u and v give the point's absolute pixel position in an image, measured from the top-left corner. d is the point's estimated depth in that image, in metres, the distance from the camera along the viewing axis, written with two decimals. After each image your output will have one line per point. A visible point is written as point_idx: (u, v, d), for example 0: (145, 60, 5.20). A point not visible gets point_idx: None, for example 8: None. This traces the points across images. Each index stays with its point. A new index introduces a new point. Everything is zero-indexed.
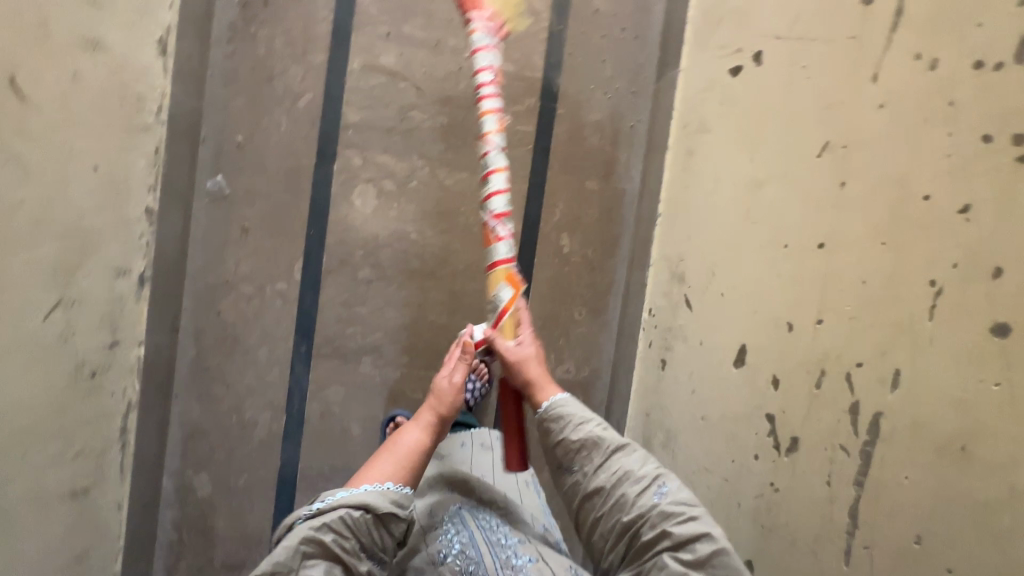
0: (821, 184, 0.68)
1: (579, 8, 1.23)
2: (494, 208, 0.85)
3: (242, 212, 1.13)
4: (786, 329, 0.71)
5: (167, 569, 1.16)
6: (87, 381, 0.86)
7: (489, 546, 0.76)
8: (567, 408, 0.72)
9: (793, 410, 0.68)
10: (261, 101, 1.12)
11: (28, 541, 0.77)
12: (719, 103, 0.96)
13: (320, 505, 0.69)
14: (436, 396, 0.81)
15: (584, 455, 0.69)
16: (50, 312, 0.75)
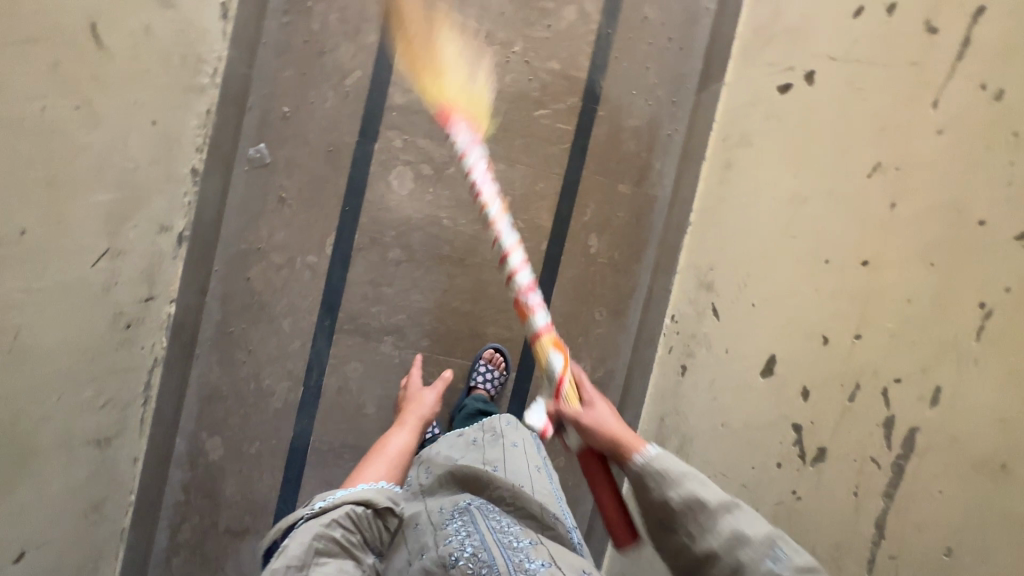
0: (870, 204, 0.70)
1: (629, 14, 1.25)
2: (521, 283, 0.78)
3: (280, 183, 1.14)
4: (822, 343, 0.73)
5: (171, 529, 1.16)
6: (122, 333, 0.87)
7: (499, 547, 0.66)
8: (661, 465, 0.54)
9: (822, 421, 0.70)
10: (310, 75, 1.13)
11: (55, 484, 0.78)
12: (765, 119, 0.97)
13: (322, 503, 0.78)
14: (417, 408, 1.07)
15: (683, 516, 0.52)
16: (98, 260, 0.76)
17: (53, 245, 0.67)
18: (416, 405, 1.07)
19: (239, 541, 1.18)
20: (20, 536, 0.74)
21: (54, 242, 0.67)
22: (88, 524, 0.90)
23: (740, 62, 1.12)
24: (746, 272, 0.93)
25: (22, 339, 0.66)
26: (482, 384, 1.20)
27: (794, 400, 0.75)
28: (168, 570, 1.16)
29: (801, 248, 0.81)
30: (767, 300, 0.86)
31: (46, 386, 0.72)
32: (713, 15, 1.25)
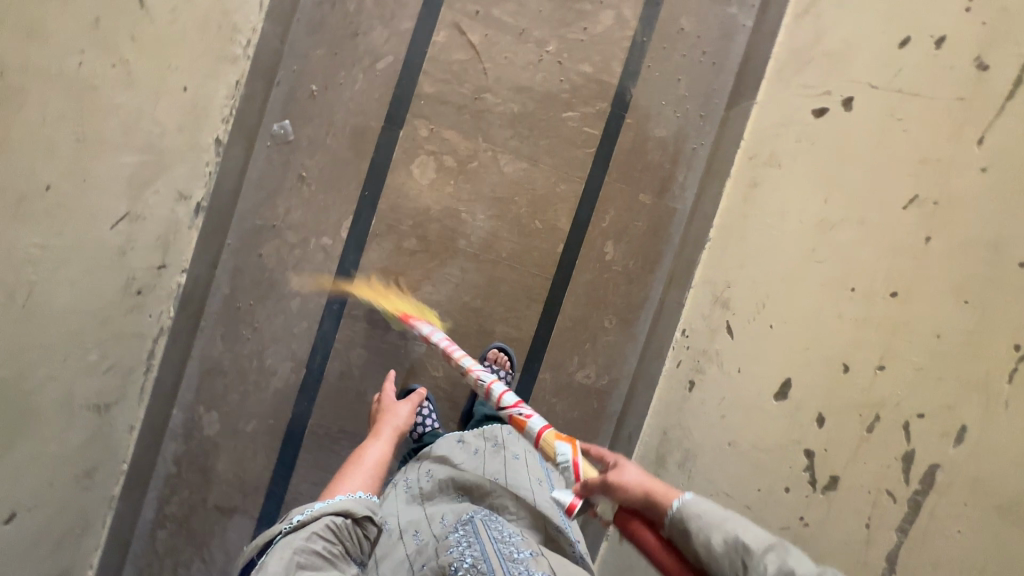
0: (904, 236, 0.70)
1: (665, 24, 1.24)
2: (507, 405, 0.84)
3: (301, 161, 1.13)
4: (841, 371, 0.73)
5: (159, 501, 1.14)
6: (133, 298, 0.85)
7: (500, 559, 0.63)
8: (695, 509, 0.53)
9: (837, 449, 0.70)
10: (341, 55, 1.12)
11: (53, 445, 0.77)
12: (796, 141, 0.97)
13: (301, 516, 0.66)
14: (391, 420, 0.98)
15: (730, 558, 0.49)
16: (118, 223, 0.75)
17: (76, 204, 0.67)
18: (389, 416, 0.99)
19: (228, 519, 1.17)
20: (14, 496, 0.72)
21: (76, 201, 0.67)
22: (80, 489, 0.89)
23: (773, 82, 1.12)
24: (765, 293, 0.93)
25: (36, 297, 0.65)
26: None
27: (808, 425, 0.75)
28: (153, 542, 1.15)
29: (826, 274, 0.81)
30: (786, 323, 0.86)
31: (55, 346, 0.71)
32: (749, 33, 1.25)
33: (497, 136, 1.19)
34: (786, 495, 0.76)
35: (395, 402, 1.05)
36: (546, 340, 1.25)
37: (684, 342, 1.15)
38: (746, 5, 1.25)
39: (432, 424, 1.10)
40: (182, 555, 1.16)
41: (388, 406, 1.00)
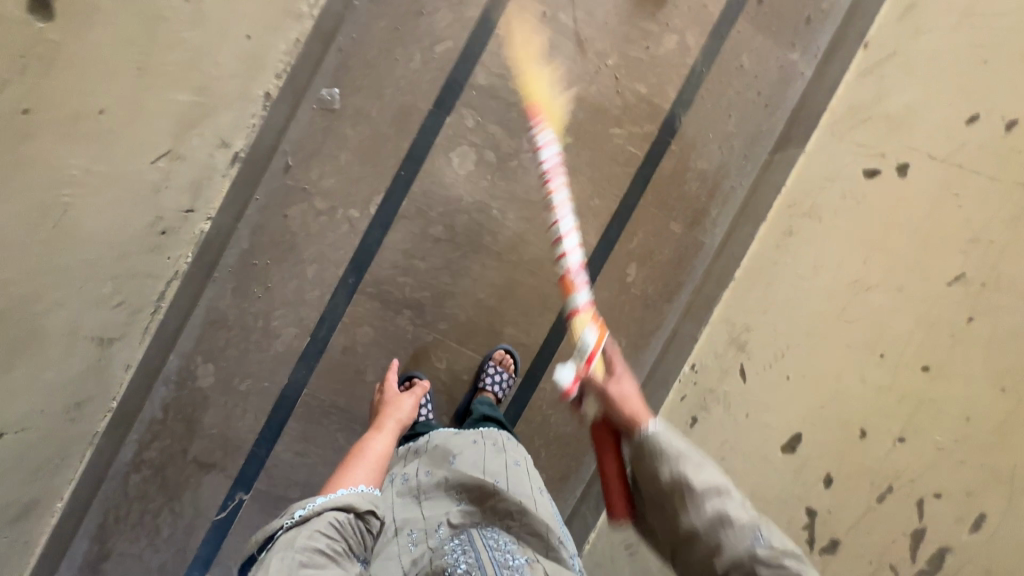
0: (944, 313, 0.78)
1: (727, 58, 1.23)
2: (569, 263, 0.78)
3: (343, 129, 1.11)
4: (857, 437, 0.81)
5: (138, 445, 1.12)
6: (155, 238, 0.83)
7: (495, 566, 0.62)
8: (664, 440, 0.55)
9: (842, 513, 0.80)
10: (402, 31, 1.11)
11: (51, 371, 0.75)
12: (840, 196, 0.94)
13: (304, 512, 0.72)
14: (392, 413, 1.00)
15: (674, 494, 0.54)
16: (158, 159, 0.74)
17: (123, 130, 0.67)
18: (393, 409, 1.01)
19: (206, 474, 1.15)
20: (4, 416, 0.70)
21: (123, 130, 0.67)
22: (66, 420, 0.86)
23: (821, 133, 1.06)
24: (786, 342, 0.92)
25: (68, 219, 0.65)
26: (490, 386, 1.17)
27: (815, 484, 0.83)
28: (125, 486, 1.12)
29: (855, 336, 0.84)
30: (807, 376, 0.87)
31: (76, 271, 0.70)
32: (807, 82, 1.24)
33: None
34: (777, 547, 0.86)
35: (396, 393, 1.07)
36: (553, 350, 1.24)
37: (689, 376, 1.16)
38: (808, 54, 1.25)
39: (425, 414, 1.14)
40: (153, 503, 1.14)
41: (392, 398, 1.02)
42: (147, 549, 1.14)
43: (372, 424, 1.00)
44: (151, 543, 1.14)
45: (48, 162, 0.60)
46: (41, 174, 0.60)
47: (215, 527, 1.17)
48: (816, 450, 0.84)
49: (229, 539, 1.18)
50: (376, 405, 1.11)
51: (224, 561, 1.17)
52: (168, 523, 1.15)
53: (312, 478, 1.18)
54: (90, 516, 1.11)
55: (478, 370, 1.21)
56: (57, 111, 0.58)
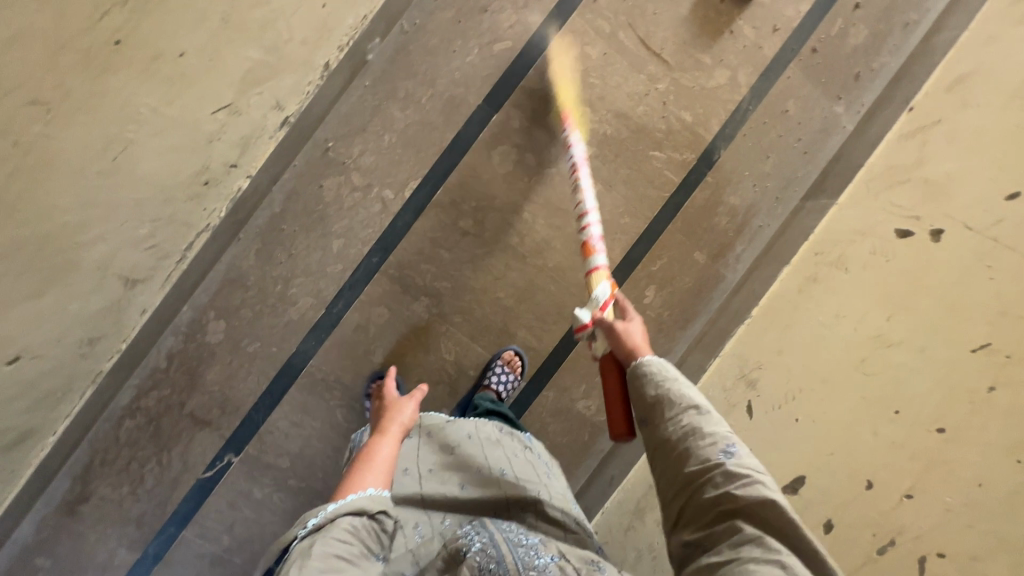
0: (967, 382, 0.83)
1: (774, 100, 1.25)
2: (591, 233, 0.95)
3: (392, 110, 1.12)
4: (863, 488, 0.87)
5: (137, 390, 1.11)
6: (199, 188, 0.84)
7: (510, 545, 0.66)
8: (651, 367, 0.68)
9: (839, 559, 0.86)
10: (464, 24, 1.12)
11: (75, 304, 0.75)
12: (870, 251, 0.96)
13: (317, 520, 0.76)
14: (394, 419, 0.99)
15: (657, 405, 0.64)
16: (220, 109, 0.76)
17: (195, 78, 0.70)
18: (394, 414, 1.00)
19: (200, 431, 1.14)
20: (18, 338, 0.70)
21: (197, 78, 0.70)
22: (79, 355, 0.86)
23: (863, 188, 1.03)
24: (799, 386, 0.94)
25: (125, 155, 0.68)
26: (495, 385, 1.16)
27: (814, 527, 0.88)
28: (117, 429, 1.11)
29: (867, 388, 0.89)
30: (814, 422, 0.91)
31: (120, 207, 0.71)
32: (846, 136, 1.27)
33: None
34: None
35: (399, 398, 1.05)
36: (562, 359, 1.25)
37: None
38: (852, 109, 1.27)
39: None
40: (141, 451, 1.13)
41: (394, 402, 1.02)
42: (128, 496, 1.14)
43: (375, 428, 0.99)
44: (133, 491, 1.14)
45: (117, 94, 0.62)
46: (112, 104, 0.62)
47: (198, 485, 1.16)
48: (819, 493, 0.89)
49: (211, 499, 1.17)
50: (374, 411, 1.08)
51: (202, 521, 1.16)
52: (152, 473, 1.14)
53: (304, 450, 1.18)
54: (78, 453, 1.11)
55: (484, 368, 1.21)
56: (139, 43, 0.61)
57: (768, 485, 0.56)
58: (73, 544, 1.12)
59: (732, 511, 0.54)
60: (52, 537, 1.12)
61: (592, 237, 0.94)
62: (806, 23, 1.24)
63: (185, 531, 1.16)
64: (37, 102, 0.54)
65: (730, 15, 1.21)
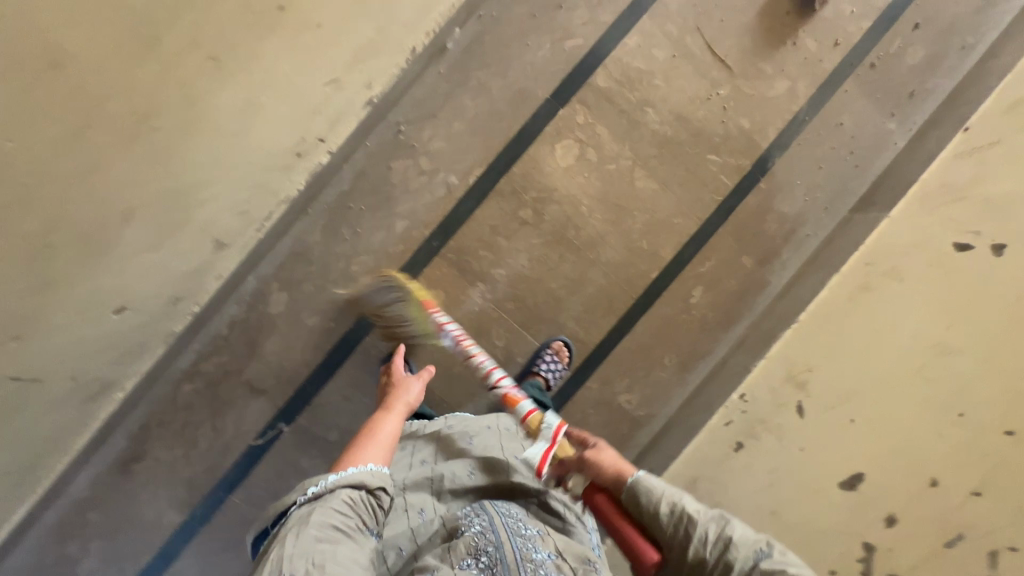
0: None
1: (830, 112, 1.28)
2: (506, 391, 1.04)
3: (463, 99, 1.15)
4: (925, 485, 0.91)
5: (198, 355, 1.14)
6: (290, 158, 0.93)
7: (508, 534, 0.73)
8: (648, 484, 0.67)
9: (901, 552, 0.91)
10: (539, 19, 1.15)
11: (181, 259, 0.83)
12: (926, 264, 0.97)
13: (317, 488, 0.74)
14: (399, 396, 1.02)
15: (675, 525, 0.63)
16: (329, 83, 0.90)
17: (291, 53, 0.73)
18: (401, 392, 1.03)
19: (255, 399, 1.17)
20: (101, 283, 0.81)
21: None
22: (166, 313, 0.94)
23: (918, 205, 1.00)
24: (853, 388, 0.97)
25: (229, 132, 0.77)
26: (543, 372, 1.19)
27: (876, 521, 0.92)
28: (175, 392, 1.14)
29: (931, 393, 0.92)
30: (871, 424, 0.95)
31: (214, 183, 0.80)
32: (896, 153, 1.30)
33: (643, 151, 1.23)
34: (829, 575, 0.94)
35: (406, 376, 1.08)
36: (607, 352, 1.28)
37: (738, 406, 1.03)
38: (904, 127, 1.30)
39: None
40: (197, 416, 1.15)
41: (400, 379, 1.04)
42: (180, 459, 1.16)
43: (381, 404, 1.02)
44: (185, 454, 1.16)
45: (261, 63, 0.81)
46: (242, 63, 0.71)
47: (249, 452, 1.18)
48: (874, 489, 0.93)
49: (259, 466, 1.19)
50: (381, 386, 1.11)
51: (249, 487, 1.18)
52: (205, 438, 1.16)
53: (352, 425, 1.20)
54: (137, 412, 1.14)
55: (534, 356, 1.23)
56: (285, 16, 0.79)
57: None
58: (125, 502, 1.15)
59: None
60: (106, 493, 1.14)
61: (509, 391, 1.04)
62: (866, 38, 1.27)
63: (233, 496, 1.18)
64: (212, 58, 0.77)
65: (793, 26, 1.24)
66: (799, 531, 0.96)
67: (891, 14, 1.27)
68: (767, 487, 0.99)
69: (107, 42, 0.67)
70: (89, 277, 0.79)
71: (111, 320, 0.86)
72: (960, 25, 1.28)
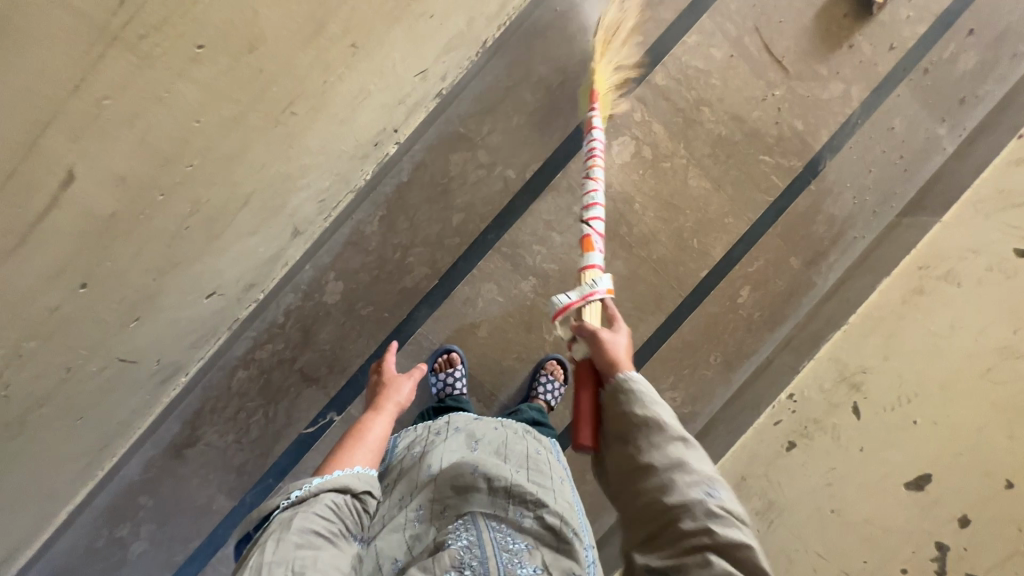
0: None
1: (883, 115, 1.28)
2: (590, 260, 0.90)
3: (523, 93, 1.16)
4: (1000, 486, 0.91)
5: (252, 342, 1.15)
6: (369, 148, 0.95)
7: (495, 549, 0.67)
8: (634, 383, 0.67)
9: (975, 551, 0.90)
10: (600, 16, 1.17)
11: (253, 236, 0.82)
12: (985, 268, 0.97)
13: (301, 492, 0.71)
14: (386, 399, 0.99)
15: (641, 428, 0.63)
16: (418, 75, 0.92)
17: (382, 35, 0.76)
18: (391, 392, 1.00)
19: (306, 387, 1.17)
20: (209, 264, 0.76)
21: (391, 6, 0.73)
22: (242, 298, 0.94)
23: (968, 209, 0.99)
24: (915, 388, 0.97)
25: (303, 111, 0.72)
26: (543, 396, 1.16)
27: (949, 521, 0.92)
28: (229, 378, 1.15)
29: (999, 396, 0.92)
30: (937, 425, 0.95)
31: (305, 173, 0.82)
32: (946, 158, 1.28)
33: (697, 149, 1.23)
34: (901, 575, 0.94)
35: (396, 375, 1.05)
36: (654, 350, 1.27)
37: (786, 406, 1.05)
38: (955, 132, 1.29)
39: (460, 388, 1.13)
40: (250, 402, 1.16)
41: (391, 379, 1.02)
42: (231, 445, 1.16)
43: (370, 406, 0.98)
44: (237, 440, 1.16)
45: (382, 52, 0.78)
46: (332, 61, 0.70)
47: (299, 441, 1.18)
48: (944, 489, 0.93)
49: (309, 455, 1.19)
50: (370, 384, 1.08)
51: (298, 475, 1.18)
52: (257, 424, 1.17)
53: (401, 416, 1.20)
54: (190, 398, 1.14)
55: (530, 380, 1.20)
56: (410, 9, 0.78)
57: (741, 522, 0.57)
58: (177, 486, 1.16)
59: (708, 553, 0.54)
60: (158, 477, 1.15)
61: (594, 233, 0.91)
62: (922, 42, 1.27)
63: (281, 484, 1.18)
64: (351, 47, 0.72)
65: (850, 29, 1.25)
66: (861, 531, 0.96)
67: (947, 18, 1.27)
68: (824, 487, 1.00)
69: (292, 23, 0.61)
70: (207, 257, 0.74)
71: (202, 303, 0.82)
72: (1013, 33, 1.28)
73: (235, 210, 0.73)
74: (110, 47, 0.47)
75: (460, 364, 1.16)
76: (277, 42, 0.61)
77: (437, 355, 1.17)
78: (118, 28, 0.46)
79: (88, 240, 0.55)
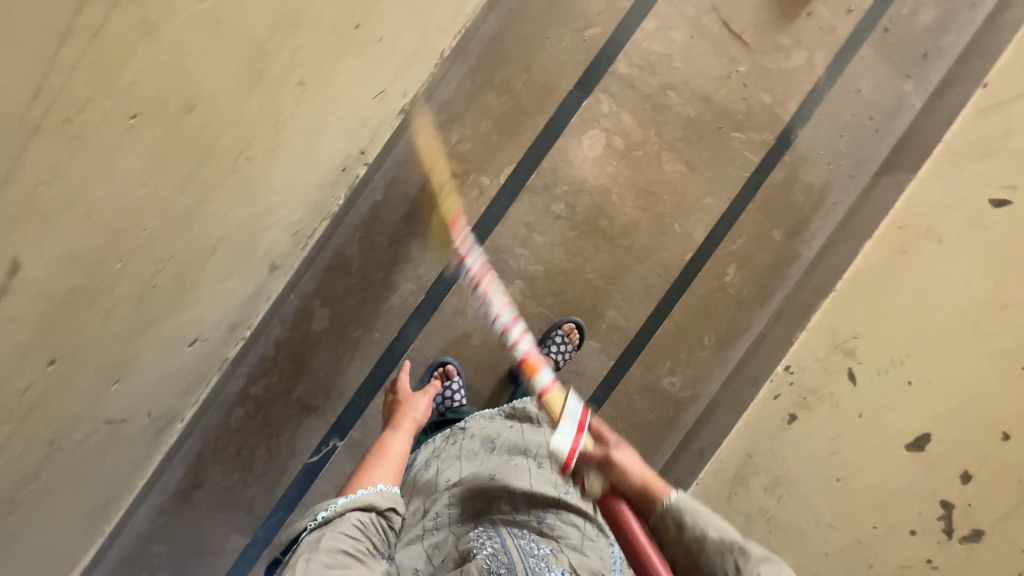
0: None
1: (848, 78, 1.28)
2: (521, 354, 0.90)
3: (489, 97, 1.15)
4: (1000, 439, 0.90)
5: (247, 378, 1.14)
6: (335, 173, 0.95)
7: (521, 553, 0.65)
8: (689, 507, 0.49)
9: (981, 504, 0.90)
10: (556, 12, 1.16)
11: (227, 278, 0.81)
12: (963, 221, 0.96)
13: (326, 513, 0.72)
14: (406, 416, 0.99)
15: (718, 555, 0.47)
16: (377, 95, 0.91)
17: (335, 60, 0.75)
18: (407, 410, 1.00)
19: (306, 417, 1.17)
20: (187, 314, 0.76)
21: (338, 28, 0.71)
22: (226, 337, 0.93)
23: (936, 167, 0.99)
24: (904, 350, 0.98)
25: (253, 159, 0.70)
26: (554, 353, 1.18)
27: (952, 478, 0.92)
28: (228, 417, 1.14)
29: (991, 347, 0.91)
30: (932, 382, 0.95)
31: (273, 210, 0.82)
32: (915, 114, 1.29)
33: (669, 133, 1.23)
34: (909, 536, 0.95)
35: (412, 393, 1.06)
36: (648, 337, 1.27)
37: (785, 378, 1.05)
38: (921, 87, 1.29)
39: (460, 400, 1.13)
40: (251, 438, 1.15)
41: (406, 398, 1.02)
42: (238, 483, 1.16)
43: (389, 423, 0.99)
44: (243, 477, 1.16)
45: (334, 77, 0.77)
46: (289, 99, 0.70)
47: (305, 470, 1.18)
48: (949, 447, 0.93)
49: (316, 483, 1.18)
50: (387, 405, 1.08)
51: (308, 505, 1.18)
52: (262, 459, 1.16)
53: None
54: (191, 441, 1.14)
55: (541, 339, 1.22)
56: (357, 33, 0.76)
57: None
58: (187, 531, 1.15)
59: None
60: (168, 523, 1.14)
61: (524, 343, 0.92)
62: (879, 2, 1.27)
63: (292, 515, 1.18)
64: (301, 84, 0.71)
65: None
66: (868, 497, 0.97)
67: None
68: (828, 456, 1.01)
69: (233, 68, 0.58)
70: (183, 306, 0.74)
71: (186, 351, 0.82)
72: None
73: (202, 259, 0.72)
74: (35, 135, 0.41)
75: (456, 376, 1.15)
76: (225, 93, 0.59)
77: (433, 370, 1.16)
78: (39, 114, 0.41)
79: (51, 317, 0.52)
